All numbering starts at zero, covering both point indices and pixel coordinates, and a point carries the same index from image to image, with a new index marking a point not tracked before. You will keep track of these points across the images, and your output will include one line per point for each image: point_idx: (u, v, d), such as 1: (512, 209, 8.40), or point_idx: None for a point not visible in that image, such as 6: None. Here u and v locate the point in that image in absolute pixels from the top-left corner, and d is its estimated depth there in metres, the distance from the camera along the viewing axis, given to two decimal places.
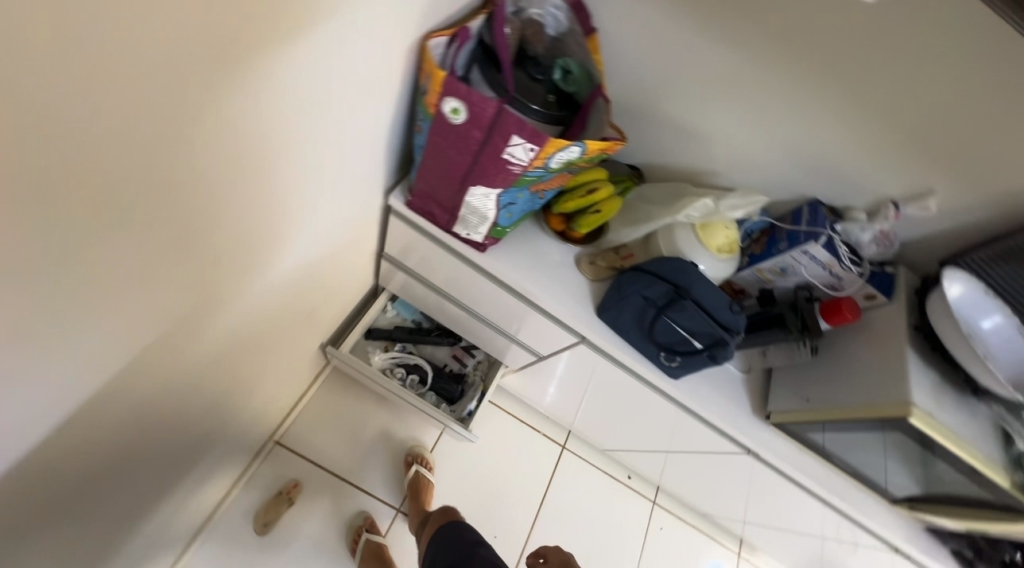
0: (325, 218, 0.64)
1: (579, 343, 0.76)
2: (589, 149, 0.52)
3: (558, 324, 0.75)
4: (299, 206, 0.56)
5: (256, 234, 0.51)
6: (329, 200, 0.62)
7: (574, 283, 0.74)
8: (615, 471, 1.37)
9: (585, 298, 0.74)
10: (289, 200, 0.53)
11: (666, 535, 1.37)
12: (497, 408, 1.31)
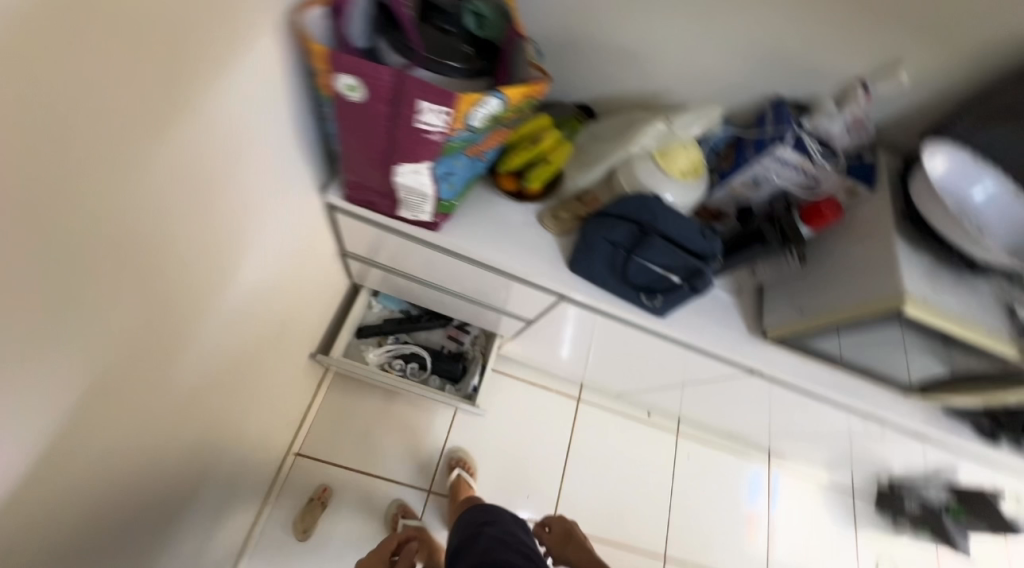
0: (272, 234, 0.61)
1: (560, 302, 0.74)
2: (510, 98, 0.47)
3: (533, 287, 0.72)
4: (237, 228, 0.52)
5: (200, 267, 0.49)
6: (270, 215, 0.59)
7: (540, 241, 0.71)
8: (633, 411, 1.39)
9: (555, 254, 0.71)
10: (225, 222, 0.50)
11: (694, 462, 1.40)
12: (506, 377, 1.32)
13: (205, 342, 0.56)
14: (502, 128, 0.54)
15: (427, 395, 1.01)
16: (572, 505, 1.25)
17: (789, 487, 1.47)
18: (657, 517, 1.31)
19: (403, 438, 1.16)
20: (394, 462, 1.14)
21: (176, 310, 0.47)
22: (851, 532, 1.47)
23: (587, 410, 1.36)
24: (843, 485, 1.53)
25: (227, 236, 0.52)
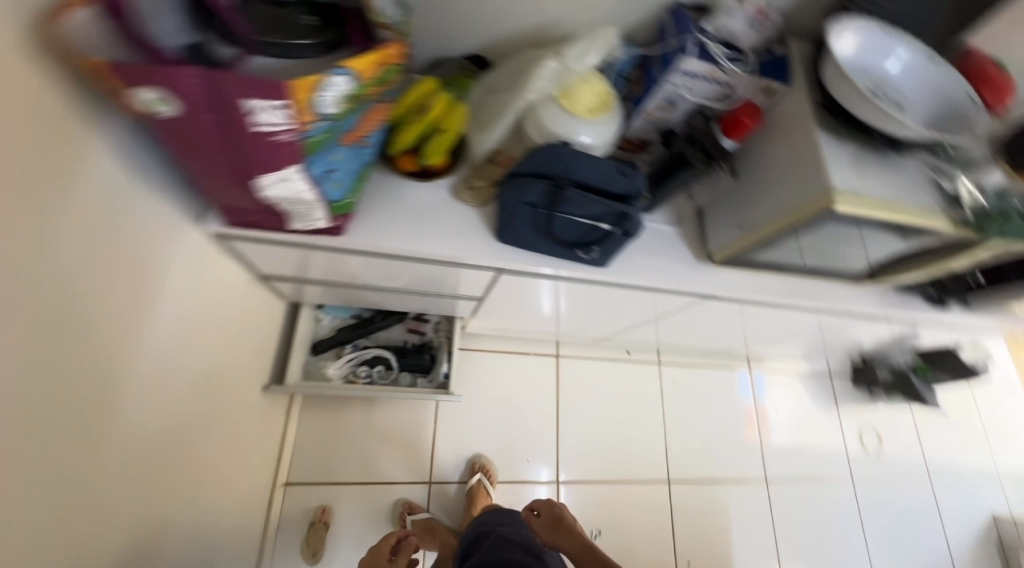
0: (133, 286, 0.52)
1: (498, 276, 0.69)
2: (359, 70, 0.41)
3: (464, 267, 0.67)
4: (73, 297, 0.44)
5: (68, 343, 0.44)
6: (121, 267, 0.51)
7: (460, 218, 0.66)
8: (613, 353, 1.41)
9: (480, 229, 0.66)
10: (79, 288, 0.45)
11: (681, 385, 1.45)
12: (481, 352, 1.31)
13: (125, 408, 0.53)
14: (372, 106, 0.47)
15: (399, 396, 0.98)
16: (573, 456, 1.28)
17: (772, 385, 1.54)
18: (657, 446, 1.35)
19: (391, 440, 1.15)
20: (388, 465, 1.13)
21: (57, 393, 0.44)
22: (834, 410, 1.57)
23: (569, 363, 1.37)
24: (821, 370, 1.61)
25: (98, 296, 0.48)
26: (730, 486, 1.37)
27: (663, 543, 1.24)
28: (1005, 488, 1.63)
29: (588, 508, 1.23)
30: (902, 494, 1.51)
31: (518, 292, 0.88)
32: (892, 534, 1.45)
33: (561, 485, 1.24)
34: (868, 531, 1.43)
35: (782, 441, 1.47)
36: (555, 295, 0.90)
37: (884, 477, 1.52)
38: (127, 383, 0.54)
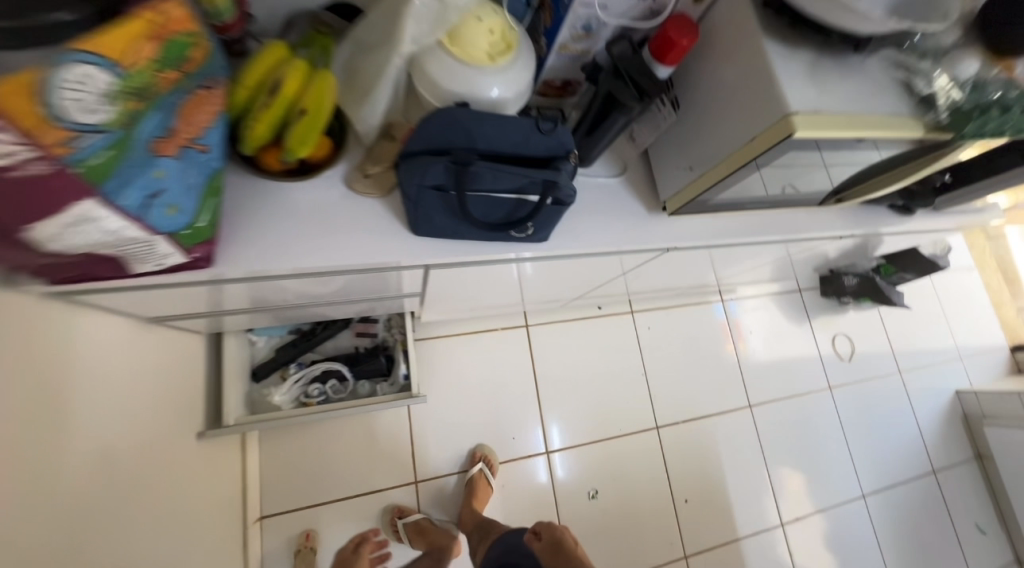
0: None
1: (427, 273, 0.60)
2: (102, 51, 0.31)
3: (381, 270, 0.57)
4: None
5: None
6: None
7: (365, 216, 0.55)
8: (585, 311, 1.35)
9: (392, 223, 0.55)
10: None
11: (657, 329, 1.41)
12: (446, 338, 1.23)
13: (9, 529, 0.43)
14: (176, 97, 0.38)
15: (360, 410, 0.89)
16: (560, 423, 1.25)
17: (747, 311, 1.53)
18: (642, 396, 1.33)
19: (366, 449, 1.08)
20: (367, 476, 1.06)
21: None
22: (807, 324, 1.58)
23: (540, 331, 1.31)
24: (790, 287, 1.61)
25: None
26: (717, 419, 1.38)
27: (660, 489, 1.26)
28: (967, 365, 1.72)
29: (582, 471, 1.22)
30: (875, 390, 1.57)
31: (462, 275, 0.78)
32: (870, 430, 1.52)
33: (552, 456, 1.22)
34: (848, 432, 1.49)
35: (761, 365, 1.48)
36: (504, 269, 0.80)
37: (858, 379, 1.57)
38: (36, 476, 0.47)
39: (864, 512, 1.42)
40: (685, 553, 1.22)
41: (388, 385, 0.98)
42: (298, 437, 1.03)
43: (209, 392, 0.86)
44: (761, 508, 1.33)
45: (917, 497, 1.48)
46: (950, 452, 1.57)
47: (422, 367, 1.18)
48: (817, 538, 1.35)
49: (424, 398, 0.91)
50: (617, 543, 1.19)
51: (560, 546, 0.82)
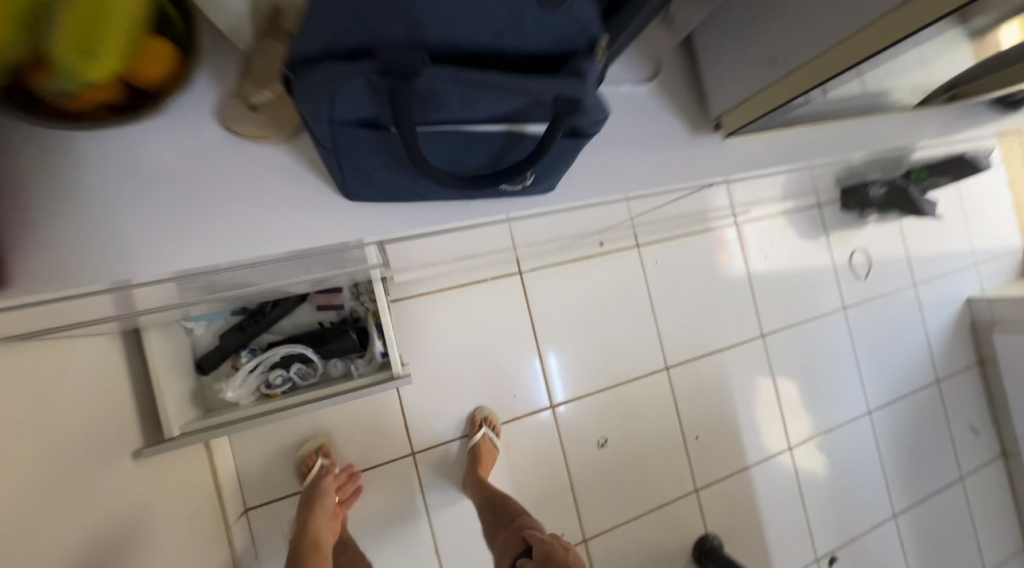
0: None
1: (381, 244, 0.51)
2: None
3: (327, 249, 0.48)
4: None
5: None
6: None
7: (289, 190, 0.44)
8: (585, 249, 1.18)
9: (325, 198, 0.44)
10: None
11: (664, 263, 1.26)
12: (430, 296, 1.06)
13: None
14: None
15: (336, 398, 0.75)
16: (564, 374, 1.15)
17: (761, 234, 1.38)
18: (649, 336, 1.23)
19: (355, 426, 0.97)
20: (359, 454, 0.97)
21: None
22: (824, 241, 1.45)
23: (535, 276, 1.14)
24: (808, 201, 1.44)
25: None
26: (728, 353, 1.30)
27: (670, 429, 1.21)
28: (981, 270, 1.64)
29: (590, 420, 1.15)
30: (888, 305, 1.49)
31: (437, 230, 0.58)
32: (880, 347, 1.47)
33: (557, 409, 1.13)
34: (858, 352, 1.44)
35: (774, 291, 1.37)
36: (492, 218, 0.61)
37: (872, 296, 1.48)
38: None
39: (868, 428, 1.42)
40: (696, 486, 1.21)
41: (366, 361, 0.83)
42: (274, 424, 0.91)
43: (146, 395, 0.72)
44: (770, 435, 1.30)
45: (919, 407, 1.48)
46: (955, 361, 1.55)
47: (404, 330, 1.03)
48: (823, 456, 1.36)
49: (411, 377, 0.77)
50: (628, 485, 1.16)
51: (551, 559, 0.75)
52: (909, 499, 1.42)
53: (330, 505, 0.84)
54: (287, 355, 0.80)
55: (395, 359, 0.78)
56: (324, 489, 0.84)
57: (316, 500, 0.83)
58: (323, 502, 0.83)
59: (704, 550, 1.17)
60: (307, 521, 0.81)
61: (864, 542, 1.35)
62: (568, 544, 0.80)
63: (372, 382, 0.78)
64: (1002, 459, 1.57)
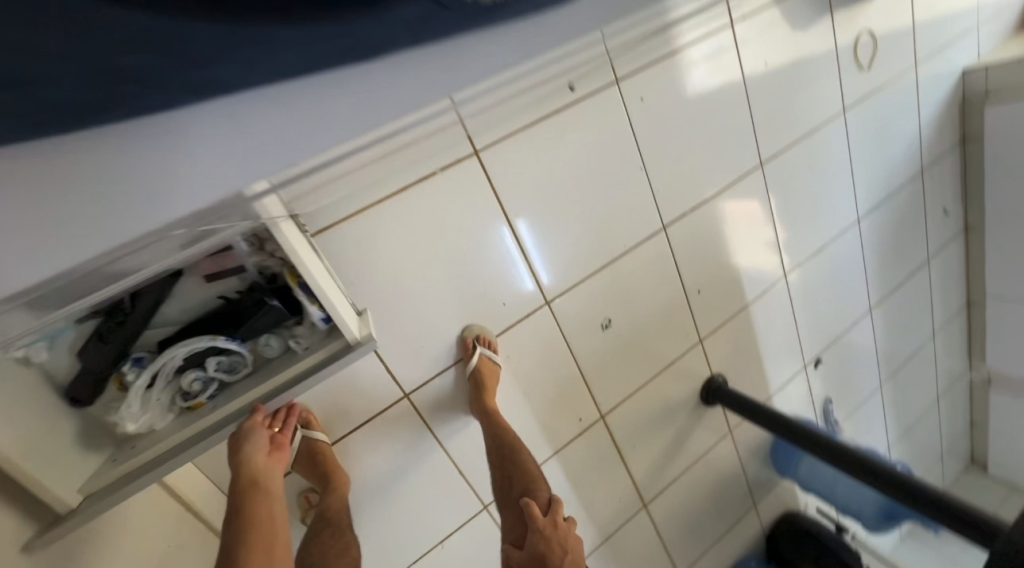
0: None
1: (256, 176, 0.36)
2: None
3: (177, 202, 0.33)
4: None
5: None
6: None
7: (132, 140, 0.30)
8: (551, 101, 0.89)
9: (189, 139, 0.32)
10: None
11: (651, 98, 1.00)
12: (367, 212, 0.80)
13: None
14: None
15: (284, 390, 0.58)
16: (553, 262, 0.97)
17: (761, 32, 1.09)
18: (643, 196, 1.04)
19: (328, 386, 0.82)
20: (343, 411, 0.85)
21: None
22: (829, 28, 1.17)
23: (496, 153, 0.87)
24: None
25: None
26: (727, 194, 1.14)
27: (672, 291, 1.12)
28: (983, 31, 1.44)
29: (590, 306, 1.03)
30: (887, 97, 1.32)
31: (309, 128, 0.35)
32: (875, 148, 1.35)
33: (554, 304, 0.99)
34: (855, 159, 1.32)
35: (774, 107, 1.16)
36: (394, 80, 0.37)
37: (873, 90, 1.29)
38: None
39: (857, 237, 1.39)
40: (700, 337, 1.19)
41: (308, 330, 0.64)
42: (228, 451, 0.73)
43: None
44: (768, 269, 1.26)
45: (903, 204, 1.45)
46: (941, 146, 1.47)
47: (347, 264, 0.80)
48: (815, 275, 1.35)
49: (373, 341, 0.59)
50: (637, 357, 1.11)
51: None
52: (883, 293, 1.50)
53: (264, 438, 0.66)
54: (194, 355, 0.60)
55: (342, 323, 0.58)
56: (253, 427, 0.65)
57: (242, 437, 0.63)
58: (255, 437, 0.65)
59: (712, 389, 1.22)
60: (239, 464, 0.64)
61: (844, 340, 1.46)
62: (567, 547, 0.76)
63: (318, 365, 0.59)
64: (964, 234, 1.63)
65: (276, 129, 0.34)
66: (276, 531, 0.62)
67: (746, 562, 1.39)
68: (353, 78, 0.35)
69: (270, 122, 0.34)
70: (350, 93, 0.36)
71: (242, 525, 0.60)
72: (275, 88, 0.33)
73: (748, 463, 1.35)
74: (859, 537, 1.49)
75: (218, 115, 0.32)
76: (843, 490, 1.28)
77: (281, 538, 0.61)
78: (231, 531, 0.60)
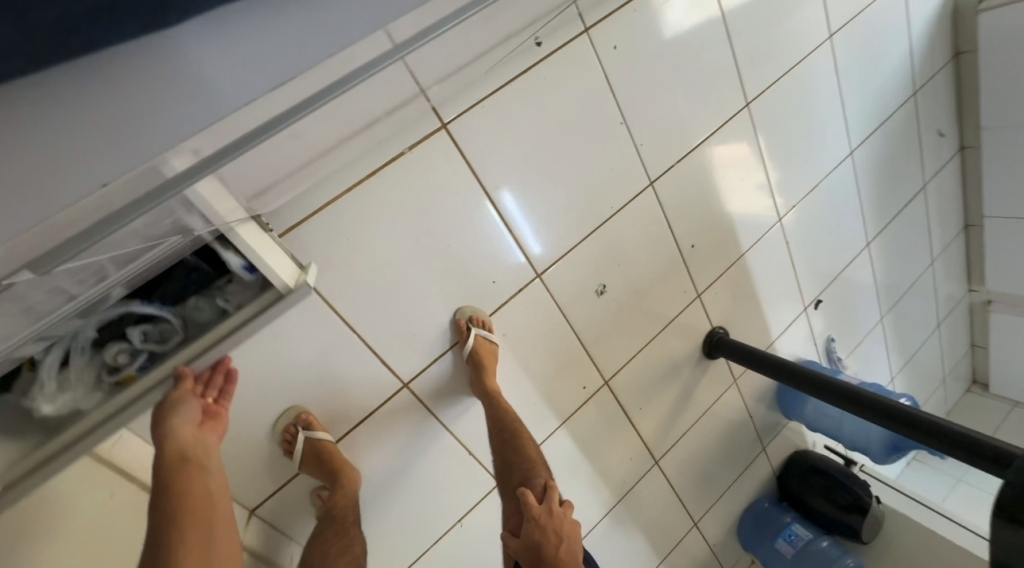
0: None
1: (178, 166, 0.33)
2: None
3: (75, 189, 0.29)
4: None
5: None
6: None
7: (9, 122, 0.26)
8: (519, 60, 0.83)
9: (32, 113, 0.27)
10: None
11: (626, 46, 0.93)
12: (338, 201, 0.75)
13: None
14: None
15: (217, 347, 0.62)
16: (541, 231, 0.93)
17: None
18: (626, 154, 0.99)
19: (322, 381, 0.82)
20: (341, 405, 0.84)
21: None
22: None
23: (466, 123, 0.81)
24: None
25: None
26: (713, 140, 1.09)
27: (665, 249, 1.09)
28: None
29: (582, 273, 1.00)
30: (874, 17, 1.24)
31: (186, 98, 0.30)
32: (865, 74, 1.28)
33: (546, 276, 0.96)
34: (844, 89, 1.26)
35: (756, 42, 1.09)
36: (306, 26, 0.32)
37: (859, 11, 1.21)
38: None
39: (850, 171, 1.35)
40: (698, 292, 1.17)
41: (239, 287, 0.65)
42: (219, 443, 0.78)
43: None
44: (761, 214, 1.22)
45: (896, 131, 1.40)
46: (934, 64, 1.40)
47: (325, 258, 0.77)
48: (810, 215, 1.31)
49: (304, 287, 0.63)
50: (636, 319, 1.10)
51: (540, 555, 0.73)
52: (880, 225, 1.47)
53: (194, 412, 0.67)
54: (112, 323, 0.61)
55: (271, 275, 0.61)
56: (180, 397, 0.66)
57: (168, 411, 0.65)
58: (181, 411, 0.65)
59: (713, 342, 1.22)
60: (163, 438, 0.66)
61: (843, 277, 1.44)
62: (564, 537, 0.75)
63: (251, 322, 0.62)
64: (961, 154, 1.59)
65: (144, 103, 0.29)
66: (214, 503, 0.66)
67: (760, 502, 1.43)
68: (239, 24, 0.30)
69: (130, 92, 0.28)
70: (239, 42, 0.30)
71: (178, 499, 0.64)
72: (130, 48, 0.28)
73: (755, 409, 1.37)
74: (868, 468, 1.52)
75: (56, 82, 0.27)
76: (849, 426, 1.29)
77: (218, 509, 0.66)
78: (161, 503, 0.63)
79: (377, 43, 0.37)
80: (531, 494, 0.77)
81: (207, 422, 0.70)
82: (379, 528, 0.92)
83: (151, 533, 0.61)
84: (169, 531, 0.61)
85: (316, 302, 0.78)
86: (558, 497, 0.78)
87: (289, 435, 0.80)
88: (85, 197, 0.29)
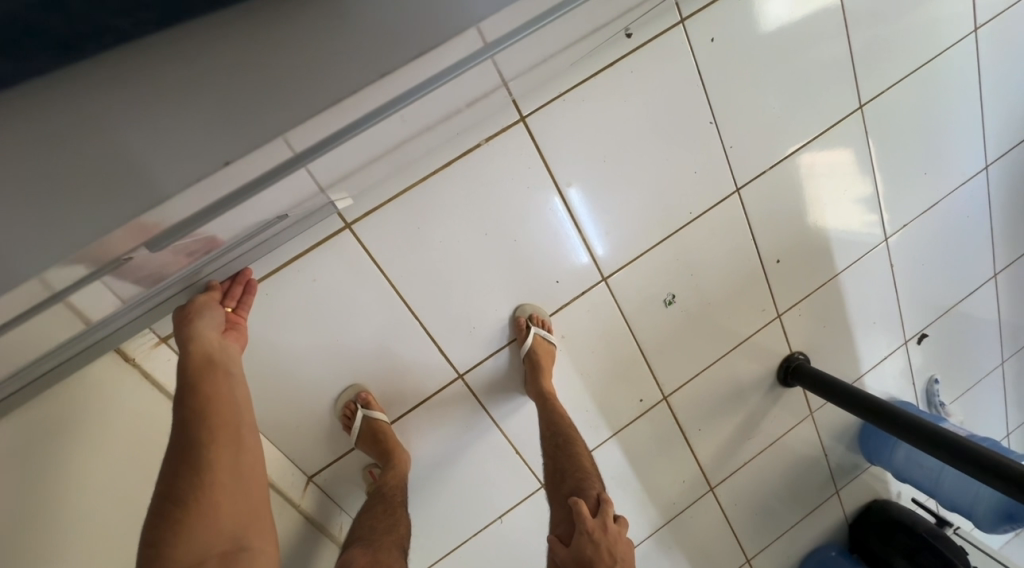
0: None
1: (294, 145, 0.32)
2: None
3: (198, 163, 0.29)
4: None
5: None
6: None
7: (162, 95, 0.28)
8: (607, 52, 0.79)
9: (174, 83, 0.29)
10: None
11: (725, 37, 0.85)
12: (412, 190, 0.77)
13: None
14: None
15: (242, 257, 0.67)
16: (611, 233, 0.89)
17: None
18: (714, 154, 0.91)
19: (383, 363, 0.84)
20: (399, 388, 0.87)
21: None
22: None
23: (546, 118, 0.80)
24: None
25: None
26: (813, 145, 0.98)
27: (746, 261, 1.00)
28: None
29: (651, 280, 0.95)
30: None
31: (296, 78, 0.30)
32: (1011, 74, 1.09)
33: (612, 281, 0.92)
34: (984, 93, 1.08)
35: (879, 35, 0.96)
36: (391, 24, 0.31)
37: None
38: None
39: (982, 186, 1.16)
40: (778, 312, 1.07)
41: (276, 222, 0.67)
42: (288, 411, 0.83)
43: (117, 401, 0.71)
44: (863, 232, 1.08)
45: None
46: None
47: (395, 246, 0.79)
48: (923, 236, 1.15)
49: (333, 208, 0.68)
50: (705, 333, 1.02)
51: None
52: (1012, 254, 1.25)
53: (219, 318, 0.65)
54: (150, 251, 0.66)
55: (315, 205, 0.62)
56: (202, 306, 0.65)
57: (193, 315, 0.64)
58: (206, 316, 0.64)
59: (790, 369, 1.10)
60: (188, 341, 0.63)
61: (957, 311, 1.25)
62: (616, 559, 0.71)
63: (280, 238, 0.68)
64: None
65: (259, 85, 0.29)
66: (246, 409, 0.62)
67: (826, 550, 1.28)
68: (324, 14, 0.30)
69: (250, 75, 0.29)
70: (328, 40, 0.30)
71: (204, 403, 0.59)
72: (237, 36, 0.29)
73: (830, 447, 1.23)
74: (966, 532, 1.32)
75: (197, 59, 0.29)
76: (948, 482, 1.11)
77: (246, 416, 0.62)
78: (186, 406, 0.59)
79: (469, 41, 0.35)
80: (585, 505, 0.74)
81: (231, 332, 0.69)
82: (424, 511, 0.95)
83: (180, 425, 0.58)
84: (196, 429, 0.58)
85: (385, 287, 0.80)
86: (612, 513, 0.74)
87: (349, 411, 0.84)
88: (207, 173, 0.30)
